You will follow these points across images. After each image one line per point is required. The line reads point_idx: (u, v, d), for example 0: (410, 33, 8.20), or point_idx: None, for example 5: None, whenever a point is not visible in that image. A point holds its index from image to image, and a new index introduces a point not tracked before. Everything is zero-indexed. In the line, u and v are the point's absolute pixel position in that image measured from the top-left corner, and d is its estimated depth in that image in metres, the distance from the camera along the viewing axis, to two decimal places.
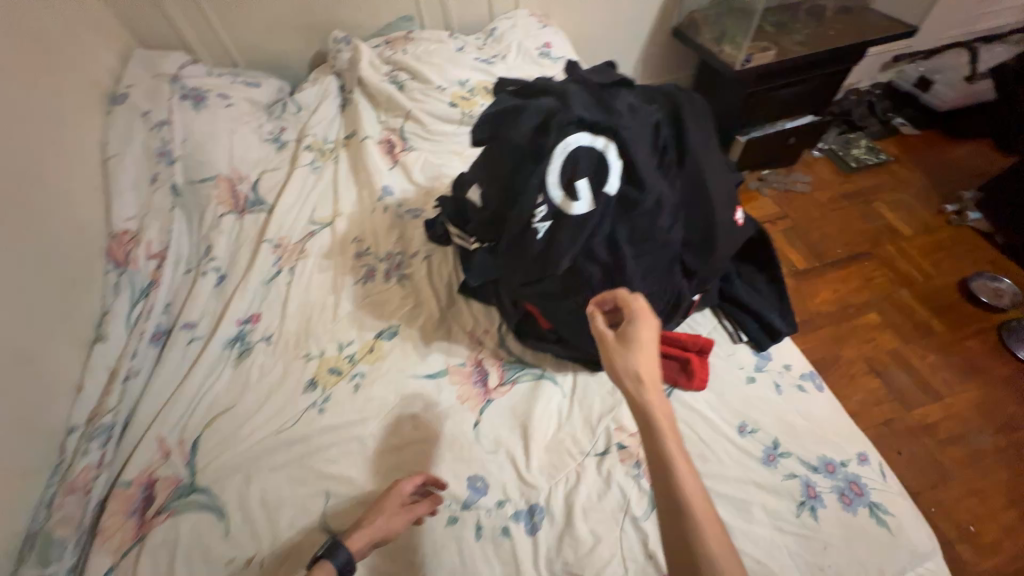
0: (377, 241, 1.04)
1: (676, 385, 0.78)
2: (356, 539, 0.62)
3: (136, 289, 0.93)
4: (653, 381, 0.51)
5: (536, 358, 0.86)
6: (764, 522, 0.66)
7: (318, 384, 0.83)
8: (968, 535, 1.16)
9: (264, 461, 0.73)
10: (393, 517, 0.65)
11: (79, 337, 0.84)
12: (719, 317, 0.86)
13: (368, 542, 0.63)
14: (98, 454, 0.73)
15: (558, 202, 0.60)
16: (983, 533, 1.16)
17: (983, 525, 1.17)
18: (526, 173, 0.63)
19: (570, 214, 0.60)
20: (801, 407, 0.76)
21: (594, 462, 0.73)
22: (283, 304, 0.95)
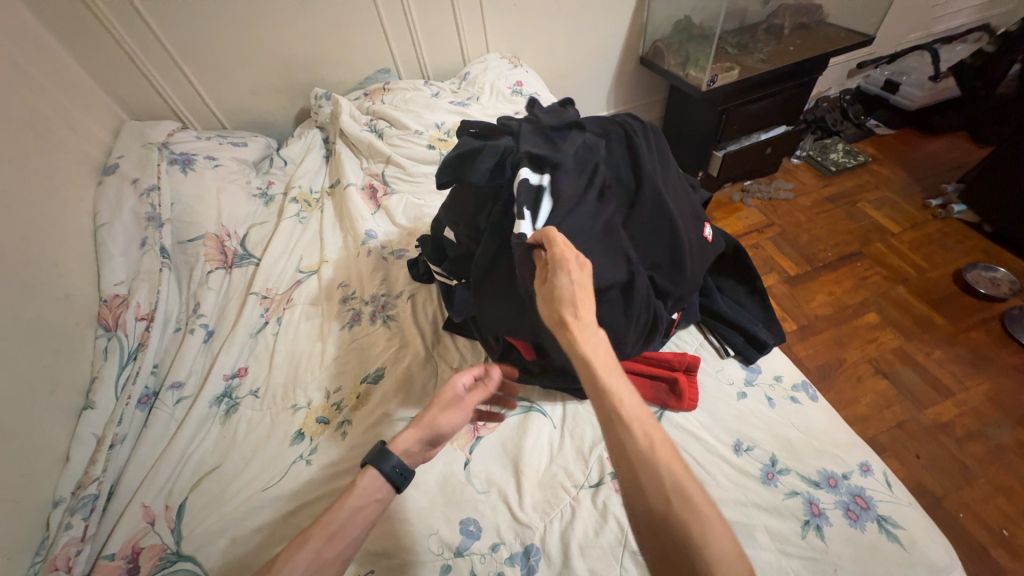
0: (362, 284, 1.05)
1: (666, 406, 0.77)
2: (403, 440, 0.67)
3: (125, 352, 0.94)
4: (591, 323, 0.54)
5: (526, 391, 0.85)
6: (770, 547, 0.62)
7: (305, 435, 0.82)
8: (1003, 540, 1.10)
9: (250, 521, 0.71)
10: (447, 410, 0.71)
11: (67, 406, 0.85)
12: (704, 333, 0.86)
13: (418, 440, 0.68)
14: (81, 527, 0.71)
15: (507, 223, 0.61)
16: (1019, 535, 1.10)
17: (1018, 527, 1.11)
18: (488, 215, 0.65)
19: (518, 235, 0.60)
20: (796, 419, 0.74)
21: (589, 495, 0.71)
22: (271, 355, 0.95)
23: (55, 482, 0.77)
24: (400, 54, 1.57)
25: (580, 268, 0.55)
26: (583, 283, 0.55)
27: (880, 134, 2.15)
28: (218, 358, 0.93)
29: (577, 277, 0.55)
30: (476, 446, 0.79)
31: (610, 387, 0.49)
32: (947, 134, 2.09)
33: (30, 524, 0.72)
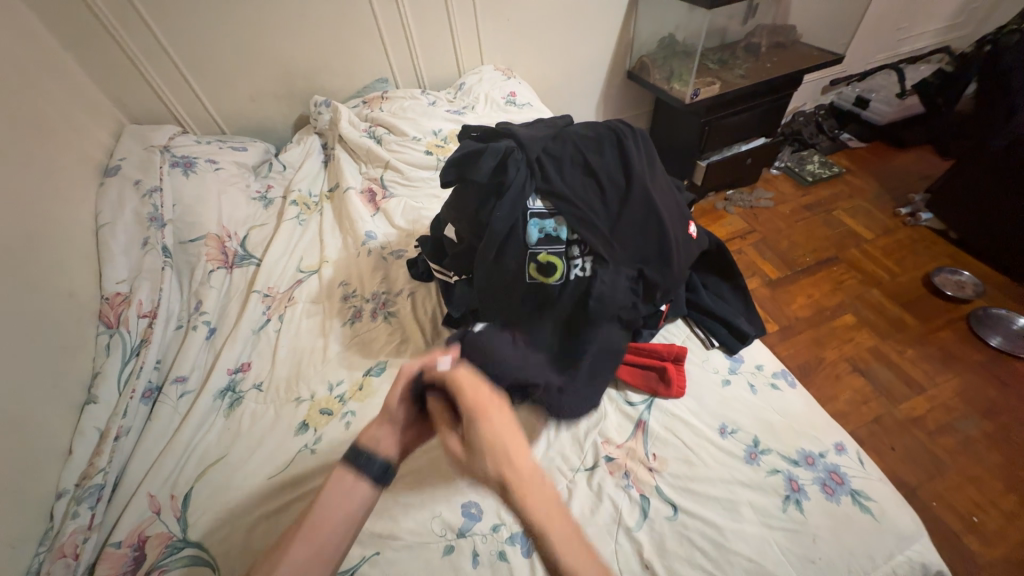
0: (363, 283, 1.09)
1: (657, 393, 0.82)
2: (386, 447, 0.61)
3: (127, 348, 0.95)
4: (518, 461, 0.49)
5: None
6: (754, 520, 0.67)
7: (309, 426, 0.84)
8: (973, 526, 1.16)
9: (256, 509, 0.73)
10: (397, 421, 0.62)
11: (70, 399, 0.85)
12: (691, 326, 0.91)
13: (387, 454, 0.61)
14: (87, 516, 0.72)
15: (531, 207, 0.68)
16: (987, 520, 1.16)
17: (986, 513, 1.18)
18: (489, 209, 0.69)
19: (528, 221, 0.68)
20: (777, 404, 0.79)
21: (585, 477, 0.75)
22: (273, 351, 0.97)
23: (58, 474, 0.78)
24: (398, 65, 1.63)
25: (496, 411, 0.53)
26: (503, 424, 0.52)
27: (852, 147, 2.28)
28: (222, 353, 0.95)
29: (499, 424, 0.52)
30: None
31: (534, 509, 0.46)
32: (914, 147, 2.22)
33: (34, 515, 0.72)
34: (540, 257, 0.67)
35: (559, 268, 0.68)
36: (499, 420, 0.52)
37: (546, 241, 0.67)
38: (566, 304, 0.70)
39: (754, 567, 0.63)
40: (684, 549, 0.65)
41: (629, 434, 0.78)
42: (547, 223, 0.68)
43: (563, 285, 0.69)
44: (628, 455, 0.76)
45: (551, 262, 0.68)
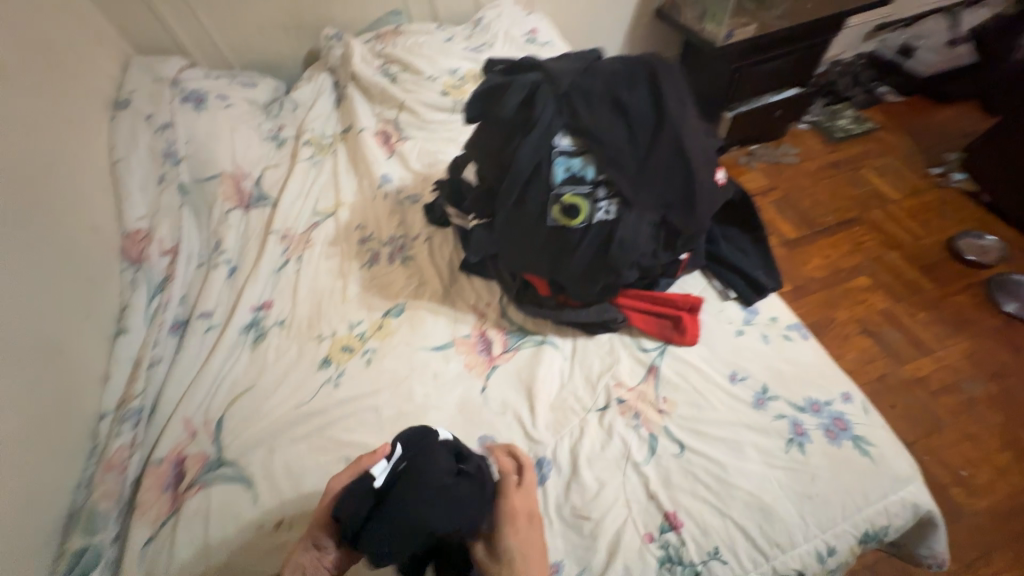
0: (380, 227, 1.08)
1: (670, 341, 0.84)
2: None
3: (152, 284, 0.97)
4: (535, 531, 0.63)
5: (538, 326, 0.89)
6: (756, 459, 0.70)
7: (332, 361, 0.87)
8: (963, 480, 1.21)
9: (285, 434, 0.78)
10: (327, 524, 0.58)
11: (102, 330, 0.89)
12: (709, 278, 0.91)
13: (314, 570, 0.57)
14: (130, 435, 0.77)
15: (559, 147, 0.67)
16: (977, 475, 1.21)
17: (977, 469, 1.22)
18: (514, 146, 0.68)
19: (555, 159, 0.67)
20: (788, 355, 0.81)
21: (596, 417, 0.78)
22: (294, 290, 0.99)
23: (99, 397, 0.83)
24: None
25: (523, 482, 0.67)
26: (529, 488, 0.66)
27: (888, 101, 2.15)
28: (245, 290, 0.97)
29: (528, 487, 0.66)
30: (492, 374, 0.84)
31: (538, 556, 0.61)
32: (956, 103, 2.11)
33: (80, 432, 0.77)
34: (564, 198, 0.67)
35: (583, 209, 0.67)
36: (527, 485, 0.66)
37: (570, 182, 0.67)
38: (587, 248, 0.70)
39: (753, 500, 0.67)
40: (688, 482, 0.69)
41: (641, 379, 0.81)
42: (573, 162, 0.67)
43: (585, 229, 0.68)
44: (639, 398, 0.79)
45: (575, 202, 0.67)
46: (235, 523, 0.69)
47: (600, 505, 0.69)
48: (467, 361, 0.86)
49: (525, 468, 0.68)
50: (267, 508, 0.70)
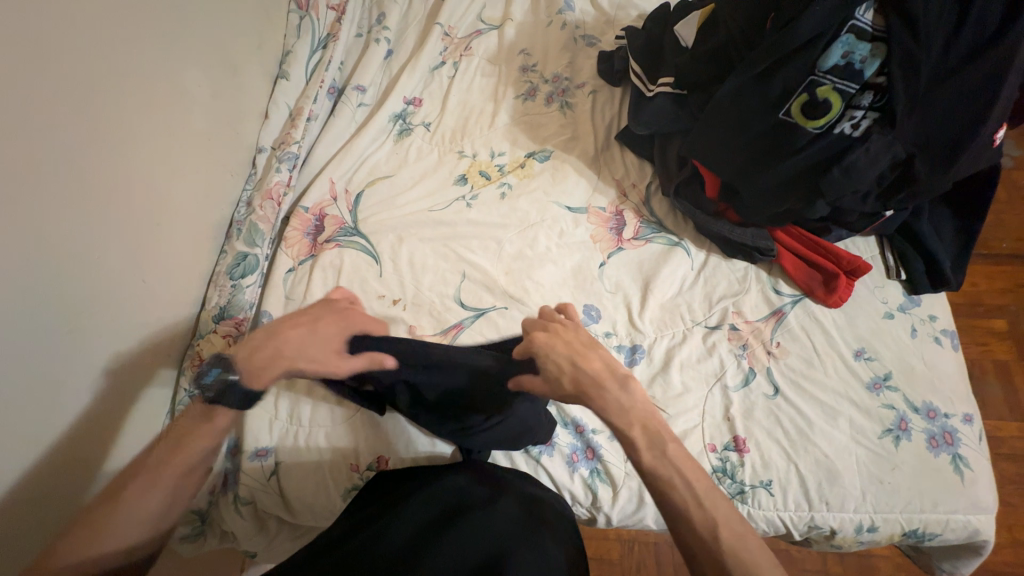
0: (546, 60, 0.97)
1: (809, 295, 0.78)
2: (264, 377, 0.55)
3: (316, 38, 0.93)
4: (574, 371, 0.57)
5: (676, 227, 0.84)
6: (846, 431, 0.70)
7: (467, 181, 0.86)
8: (997, 547, 1.09)
9: (414, 230, 0.81)
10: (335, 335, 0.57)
11: (268, 67, 0.89)
12: (882, 249, 0.81)
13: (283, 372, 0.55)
14: (286, 176, 0.82)
15: (857, 23, 0.54)
16: (1015, 545, 1.09)
17: (1012, 535, 1.10)
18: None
19: (843, 37, 0.55)
20: (929, 357, 0.74)
21: (702, 332, 0.77)
22: (444, 97, 0.94)
23: (258, 132, 0.86)
24: None
25: (554, 335, 0.59)
26: (557, 339, 0.58)
27: None
28: (401, 79, 0.93)
29: (557, 346, 0.58)
30: (616, 254, 0.81)
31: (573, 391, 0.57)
32: None
33: (243, 157, 0.83)
34: (819, 90, 0.57)
35: (832, 110, 0.58)
36: (548, 337, 0.58)
37: (839, 71, 0.56)
38: (802, 159, 0.61)
39: (825, 461, 0.68)
40: (768, 421, 0.71)
41: (763, 317, 0.77)
42: (858, 48, 0.55)
43: (817, 136, 0.60)
44: (752, 333, 0.76)
45: (828, 99, 0.57)
46: (360, 285, 0.76)
47: (678, 404, 0.72)
48: (595, 233, 0.83)
49: (532, 336, 0.59)
50: (388, 286, 0.76)
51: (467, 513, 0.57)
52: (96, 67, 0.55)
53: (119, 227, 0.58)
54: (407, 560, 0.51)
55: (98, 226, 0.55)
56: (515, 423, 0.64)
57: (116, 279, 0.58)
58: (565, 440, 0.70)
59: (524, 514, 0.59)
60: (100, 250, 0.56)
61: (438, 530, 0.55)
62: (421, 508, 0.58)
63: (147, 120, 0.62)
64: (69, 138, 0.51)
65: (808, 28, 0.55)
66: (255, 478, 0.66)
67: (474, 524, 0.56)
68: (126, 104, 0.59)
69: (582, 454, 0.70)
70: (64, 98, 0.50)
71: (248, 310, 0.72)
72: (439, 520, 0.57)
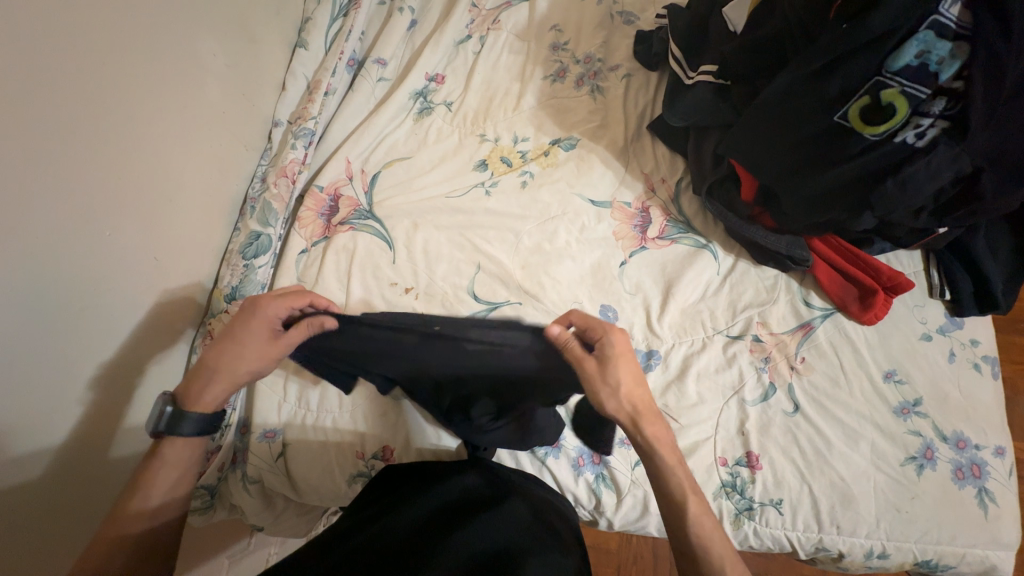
0: (579, 38, 0.90)
1: (842, 310, 0.73)
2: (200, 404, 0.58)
3: (337, 5, 0.88)
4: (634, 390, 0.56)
5: (705, 228, 0.79)
6: (866, 455, 0.67)
7: (488, 167, 0.82)
8: None
9: (430, 217, 0.78)
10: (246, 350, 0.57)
11: (286, 35, 0.85)
12: (928, 265, 0.75)
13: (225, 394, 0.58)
14: (302, 153, 0.79)
15: (944, 17, 0.46)
16: None
17: None
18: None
19: (923, 35, 0.47)
20: (965, 384, 0.70)
21: (723, 342, 0.74)
22: (468, 74, 0.89)
23: (273, 105, 0.83)
24: None
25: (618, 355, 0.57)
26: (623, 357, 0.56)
27: None
28: (424, 52, 0.88)
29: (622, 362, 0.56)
30: (638, 253, 0.78)
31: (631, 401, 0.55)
32: None
33: (258, 130, 0.80)
34: (884, 93, 0.51)
35: (896, 116, 0.52)
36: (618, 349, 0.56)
37: (910, 73, 0.50)
38: (850, 169, 0.56)
39: (841, 484, 0.66)
40: (785, 439, 0.68)
41: (789, 330, 0.73)
42: (939, 47, 0.48)
43: (873, 144, 0.54)
44: (776, 346, 0.73)
45: (893, 103, 0.51)
46: (373, 271, 0.74)
47: (691, 415, 0.69)
48: (618, 229, 0.79)
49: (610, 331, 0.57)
50: (401, 274, 0.74)
51: (477, 514, 0.56)
52: (101, 30, 0.51)
53: (127, 202, 0.57)
54: (412, 551, 0.50)
55: (107, 201, 0.54)
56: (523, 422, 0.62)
57: (125, 256, 0.57)
58: (572, 443, 0.69)
59: (529, 513, 0.58)
60: (108, 226, 0.54)
61: (447, 526, 0.53)
62: (428, 504, 0.57)
63: (157, 89, 0.60)
64: (79, 110, 0.50)
65: (879, 24, 0.48)
66: (263, 458, 0.67)
67: (485, 525, 0.54)
68: (132, 72, 0.56)
69: (589, 458, 0.69)
70: (74, 74, 0.49)
71: (260, 291, 0.71)
72: (443, 513, 0.56)
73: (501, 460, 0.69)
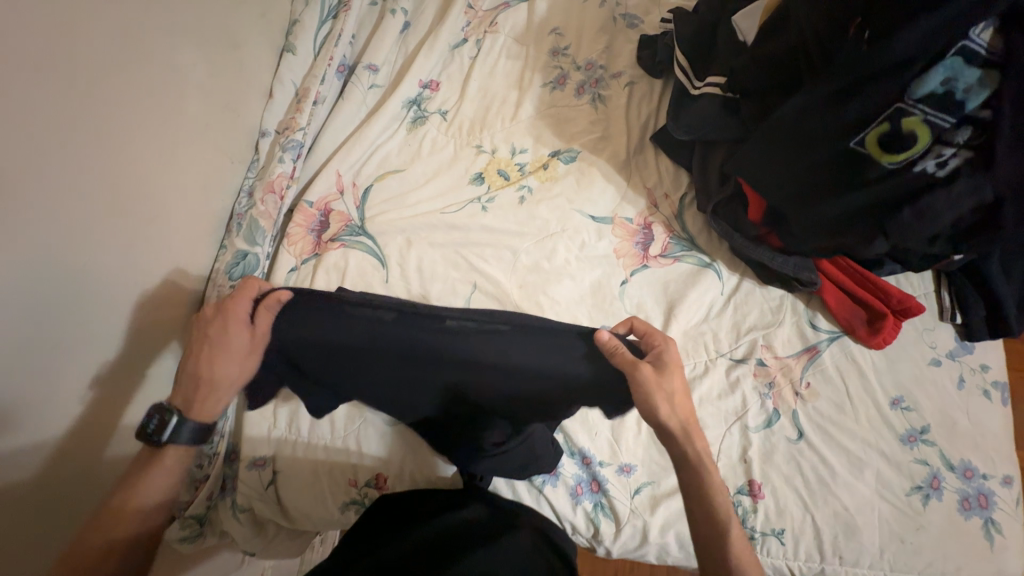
0: (580, 43, 0.86)
1: (849, 332, 0.71)
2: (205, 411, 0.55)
3: (325, 7, 0.84)
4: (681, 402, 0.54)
5: (709, 245, 0.76)
6: (870, 484, 0.65)
7: (484, 180, 0.79)
8: None
9: (424, 234, 0.75)
10: (229, 356, 0.53)
11: (272, 40, 0.81)
12: (939, 287, 0.74)
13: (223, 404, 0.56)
14: (290, 167, 0.75)
15: (970, 45, 0.44)
16: None
17: None
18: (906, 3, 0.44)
19: (947, 64, 0.45)
20: (974, 411, 0.68)
21: (726, 365, 0.71)
22: (464, 81, 0.85)
23: (261, 114, 0.79)
24: None
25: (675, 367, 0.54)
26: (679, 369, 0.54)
27: None
28: (417, 58, 0.84)
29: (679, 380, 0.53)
30: (639, 272, 0.75)
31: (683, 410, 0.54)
32: None
33: (243, 141, 0.77)
34: (905, 120, 0.48)
35: (916, 145, 0.49)
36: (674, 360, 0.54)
37: (933, 100, 0.47)
38: (863, 197, 0.54)
39: (844, 516, 0.64)
40: (788, 467, 0.66)
41: (794, 353, 0.71)
42: (965, 75, 0.45)
43: (891, 171, 0.51)
44: (781, 370, 0.71)
45: (914, 131, 0.48)
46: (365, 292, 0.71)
47: None
48: (619, 247, 0.76)
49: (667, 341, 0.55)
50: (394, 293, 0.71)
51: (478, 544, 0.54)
52: (74, 48, 0.48)
53: (107, 227, 0.54)
54: None
55: (83, 230, 0.51)
56: (522, 451, 0.61)
57: (105, 283, 0.54)
58: (570, 470, 0.67)
59: (529, 548, 0.56)
60: (86, 255, 0.51)
61: (446, 555, 0.52)
62: (425, 534, 0.56)
63: (137, 106, 0.56)
64: (51, 136, 0.46)
65: (905, 47, 0.45)
66: (252, 486, 0.66)
67: (483, 560, 0.52)
68: (110, 89, 0.52)
69: (587, 486, 0.67)
70: (45, 97, 0.45)
71: None
72: (440, 543, 0.54)
73: (496, 489, 0.67)
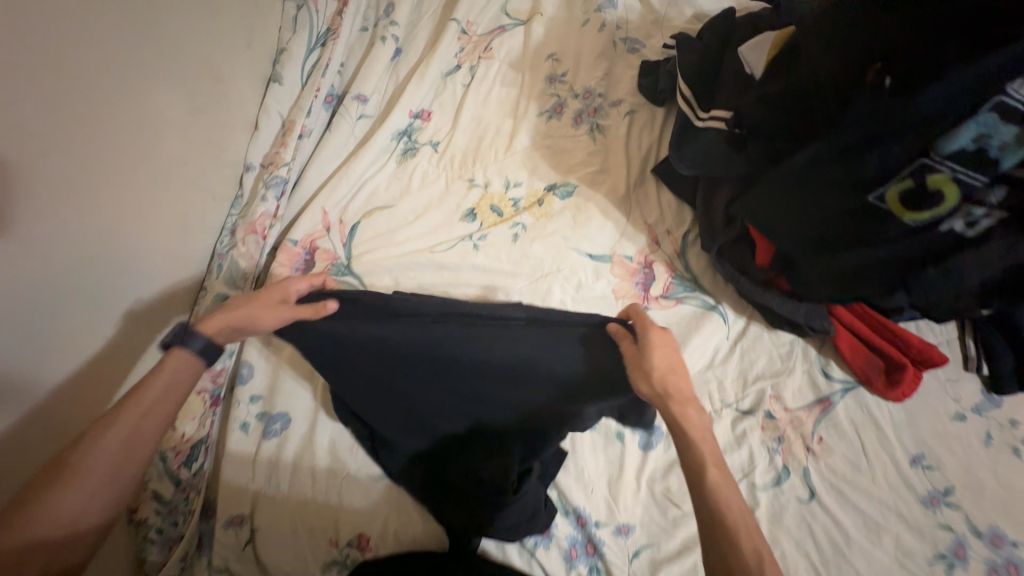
0: (578, 69, 0.82)
1: (865, 383, 0.67)
2: (215, 320, 0.54)
3: (313, 35, 0.80)
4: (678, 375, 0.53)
5: (714, 287, 0.72)
6: (889, 552, 0.59)
7: (476, 217, 0.75)
8: None
9: (412, 274, 0.71)
10: (267, 307, 0.55)
11: (258, 71, 0.78)
12: (963, 336, 0.69)
13: (229, 326, 0.54)
14: (273, 205, 0.72)
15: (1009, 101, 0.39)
16: None
17: None
18: (932, 56, 0.41)
19: (979, 119, 0.40)
20: (1005, 473, 0.62)
21: (731, 417, 0.67)
22: (457, 110, 0.82)
23: (245, 147, 0.76)
24: None
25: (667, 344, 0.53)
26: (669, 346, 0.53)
27: None
28: (408, 87, 0.81)
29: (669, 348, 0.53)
30: None
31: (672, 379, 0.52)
32: None
33: (226, 177, 0.73)
34: (931, 178, 0.44)
35: (941, 205, 0.45)
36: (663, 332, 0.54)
37: (964, 158, 0.42)
38: (880, 255, 0.50)
39: None
40: (799, 531, 0.61)
41: (805, 404, 0.67)
42: (1002, 132, 0.40)
43: (913, 231, 0.47)
44: (791, 424, 0.66)
45: (941, 190, 0.44)
46: None
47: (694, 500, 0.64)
48: (619, 288, 0.72)
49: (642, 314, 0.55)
50: None
51: None
52: (26, 103, 0.45)
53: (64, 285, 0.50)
54: None
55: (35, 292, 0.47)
56: (514, 511, 0.60)
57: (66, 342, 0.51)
58: (564, 531, 0.63)
59: None
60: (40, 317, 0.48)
61: None
62: None
63: (103, 153, 0.53)
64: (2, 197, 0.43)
65: (930, 104, 0.41)
66: (229, 546, 0.62)
67: None
68: (71, 139, 0.49)
69: (582, 549, 0.62)
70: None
71: (229, 359, 0.65)
72: None
73: (485, 549, 0.62)
